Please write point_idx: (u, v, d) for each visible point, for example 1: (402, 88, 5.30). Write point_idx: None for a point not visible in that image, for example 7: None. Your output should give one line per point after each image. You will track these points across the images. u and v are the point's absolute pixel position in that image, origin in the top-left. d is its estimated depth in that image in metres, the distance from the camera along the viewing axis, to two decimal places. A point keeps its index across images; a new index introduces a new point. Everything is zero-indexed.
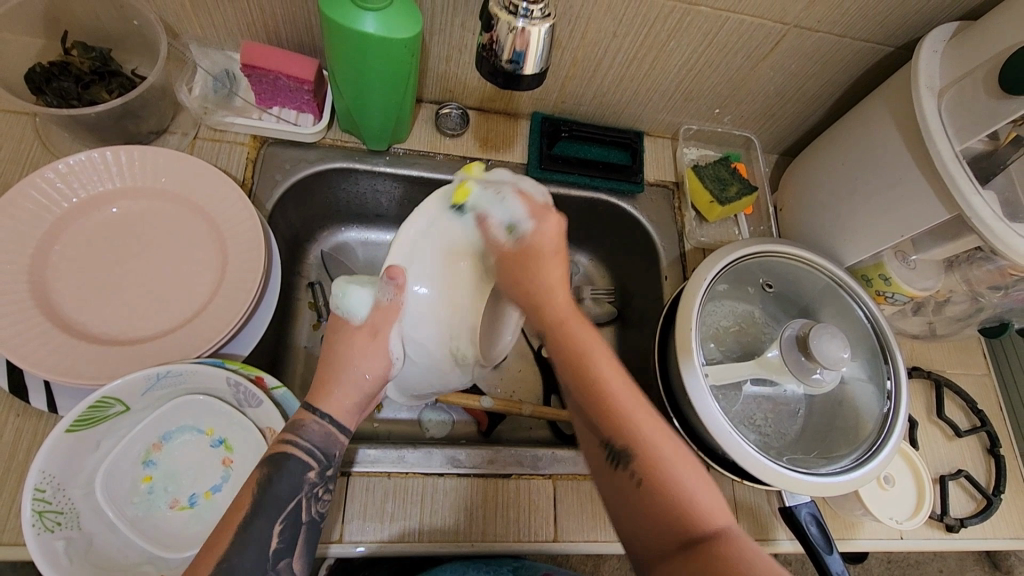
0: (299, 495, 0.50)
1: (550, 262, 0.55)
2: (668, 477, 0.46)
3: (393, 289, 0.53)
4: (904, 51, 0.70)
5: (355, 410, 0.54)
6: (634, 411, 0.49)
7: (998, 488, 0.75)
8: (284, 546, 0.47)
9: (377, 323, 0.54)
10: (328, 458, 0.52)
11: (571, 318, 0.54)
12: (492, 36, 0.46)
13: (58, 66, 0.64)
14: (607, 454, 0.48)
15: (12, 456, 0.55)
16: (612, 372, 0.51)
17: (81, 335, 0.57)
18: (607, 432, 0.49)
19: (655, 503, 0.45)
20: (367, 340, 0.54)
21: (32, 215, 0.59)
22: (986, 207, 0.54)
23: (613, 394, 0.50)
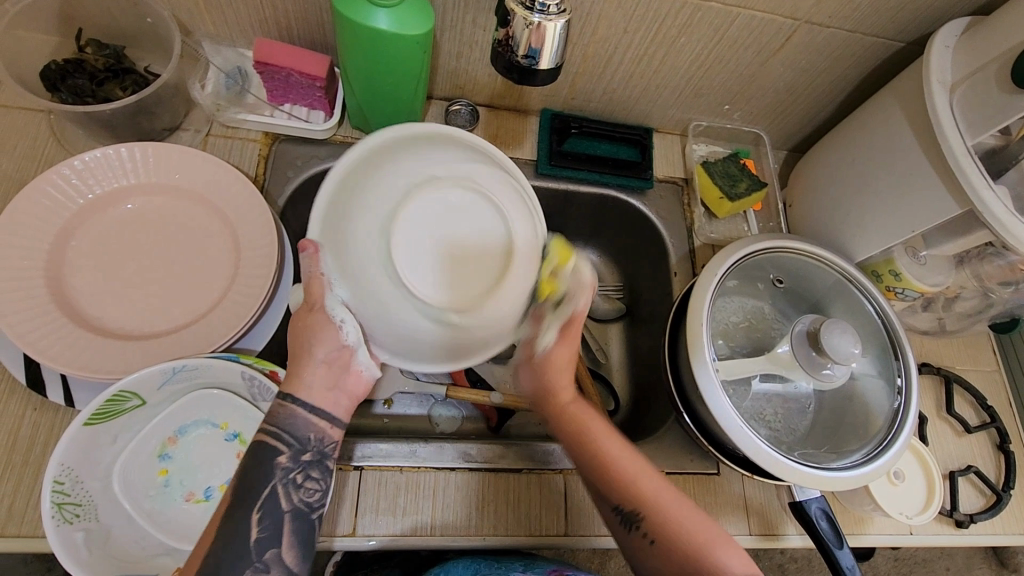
0: (273, 482, 0.49)
1: (563, 365, 0.59)
2: (680, 532, 0.52)
3: (308, 261, 0.50)
4: (915, 46, 0.70)
5: (326, 388, 0.53)
6: (640, 475, 0.55)
7: (1008, 483, 0.75)
8: (266, 536, 0.47)
9: (311, 296, 0.52)
10: (300, 442, 0.51)
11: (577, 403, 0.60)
12: (508, 31, 0.46)
13: (73, 63, 0.65)
14: (620, 517, 0.54)
15: (30, 448, 0.55)
16: (614, 443, 0.57)
17: (98, 329, 0.58)
18: (616, 498, 0.55)
19: (672, 558, 0.51)
20: (308, 314, 0.53)
21: (47, 210, 0.59)
22: (998, 201, 0.54)
23: (618, 464, 0.56)
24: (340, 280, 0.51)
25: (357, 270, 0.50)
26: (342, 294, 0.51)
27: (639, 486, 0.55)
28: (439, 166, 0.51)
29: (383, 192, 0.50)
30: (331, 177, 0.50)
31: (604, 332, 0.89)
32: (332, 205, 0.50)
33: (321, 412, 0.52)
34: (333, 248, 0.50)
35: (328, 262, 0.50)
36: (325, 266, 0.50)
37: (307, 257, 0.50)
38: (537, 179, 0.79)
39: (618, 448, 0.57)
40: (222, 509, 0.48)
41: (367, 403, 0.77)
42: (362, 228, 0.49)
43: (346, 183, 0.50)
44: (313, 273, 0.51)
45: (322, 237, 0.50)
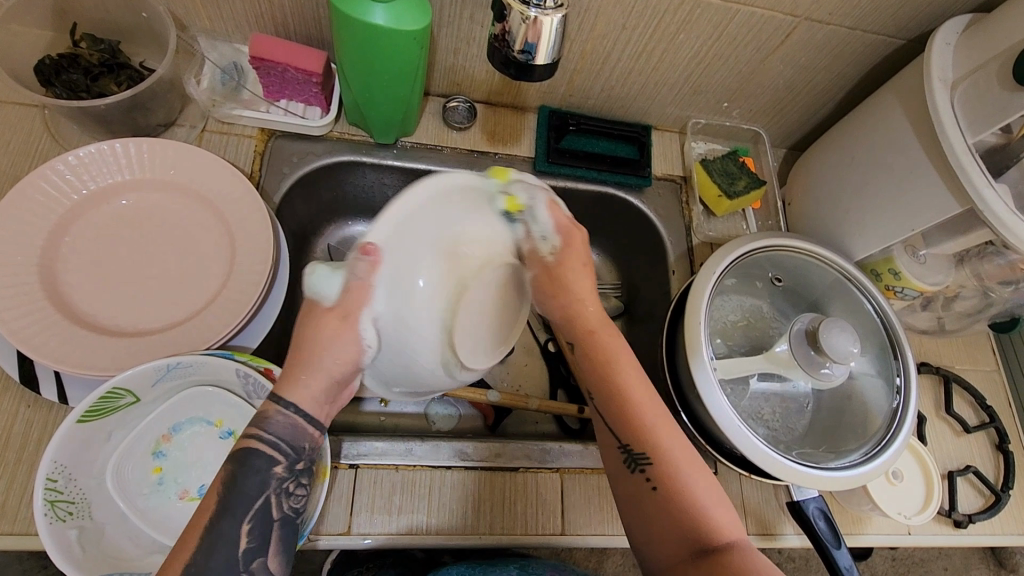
0: (267, 491, 0.47)
1: (578, 270, 0.58)
2: (683, 485, 0.51)
3: (368, 267, 0.47)
4: (915, 43, 0.69)
5: (325, 401, 0.50)
6: (658, 421, 0.53)
7: (1007, 483, 0.75)
8: (254, 545, 0.45)
9: (348, 306, 0.48)
10: (297, 451, 0.49)
11: (600, 328, 0.57)
12: (505, 26, 0.46)
13: (68, 58, 0.64)
14: (626, 455, 0.52)
15: (23, 446, 0.55)
16: (639, 381, 0.54)
17: (91, 326, 0.57)
18: (627, 439, 0.52)
19: (667, 510, 0.50)
20: (337, 324, 0.48)
21: (41, 205, 0.59)
22: (999, 200, 0.54)
23: (638, 400, 0.53)
24: (385, 293, 0.48)
25: (409, 295, 0.48)
26: (379, 308, 0.49)
27: (654, 431, 0.52)
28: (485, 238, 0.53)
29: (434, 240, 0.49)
30: (403, 201, 0.47)
31: None
32: (403, 219, 0.47)
33: (319, 424, 0.50)
34: (393, 255, 0.48)
35: (386, 268, 0.48)
36: (381, 277, 0.48)
37: (366, 263, 0.47)
38: (535, 176, 0.79)
39: (641, 386, 0.54)
40: (207, 515, 0.45)
41: (363, 401, 0.77)
42: (410, 257, 0.48)
43: (406, 210, 0.48)
44: (365, 280, 0.48)
45: (384, 241, 0.47)
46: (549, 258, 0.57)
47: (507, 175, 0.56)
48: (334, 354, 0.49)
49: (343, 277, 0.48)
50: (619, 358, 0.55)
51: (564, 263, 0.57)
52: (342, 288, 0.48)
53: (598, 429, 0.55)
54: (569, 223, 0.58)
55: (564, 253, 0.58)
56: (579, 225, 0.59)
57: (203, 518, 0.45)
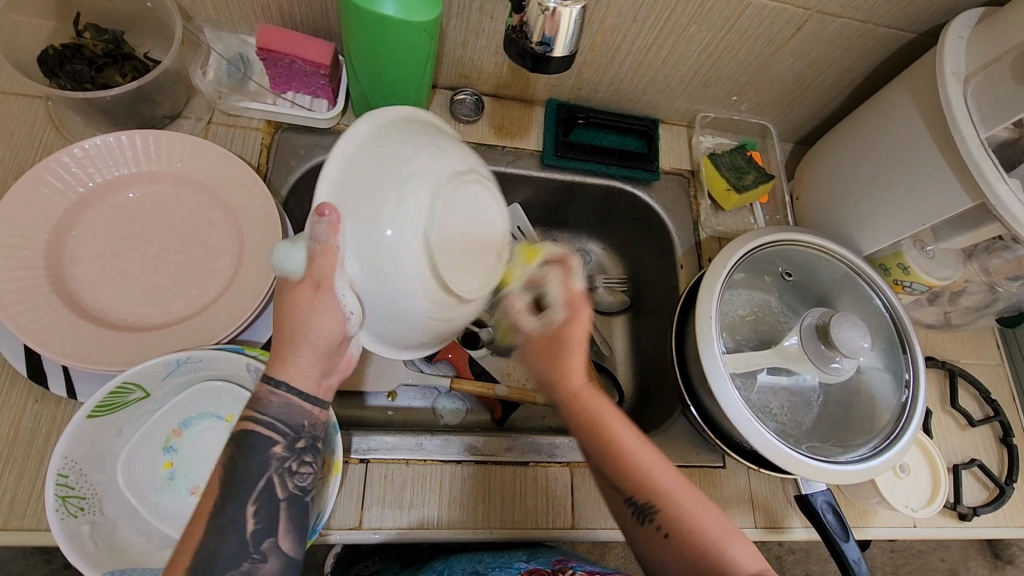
0: (268, 472, 0.46)
1: (578, 342, 0.54)
2: (696, 527, 0.50)
3: (328, 229, 0.42)
4: (926, 37, 0.69)
5: (319, 375, 0.49)
6: (656, 472, 0.53)
7: (1011, 476, 0.75)
8: (263, 526, 0.45)
9: (317, 273, 0.44)
10: (295, 430, 0.48)
11: (587, 390, 0.56)
12: (522, 17, 0.45)
13: (71, 48, 0.63)
14: (634, 510, 0.52)
15: (32, 441, 0.54)
16: (632, 435, 0.54)
17: (99, 320, 0.57)
18: (630, 491, 0.52)
19: (684, 555, 0.49)
20: (314, 295, 0.45)
21: (47, 199, 0.58)
22: (1011, 195, 0.54)
23: (634, 453, 0.53)
24: (353, 252, 0.43)
25: (377, 246, 0.43)
26: (351, 270, 0.44)
27: (657, 480, 0.52)
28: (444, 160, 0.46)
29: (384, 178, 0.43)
30: (337, 154, 0.45)
31: (608, 325, 0.89)
32: (344, 169, 0.45)
33: (316, 400, 0.49)
34: (349, 211, 0.43)
35: (348, 229, 0.43)
36: (344, 234, 0.43)
37: (325, 225, 0.42)
38: (542, 170, 0.79)
39: (635, 440, 0.54)
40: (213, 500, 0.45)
41: (371, 396, 0.77)
42: (363, 213, 0.43)
43: (349, 167, 0.45)
44: (329, 243, 0.43)
45: (334, 199, 0.44)
46: (542, 328, 0.56)
47: (534, 258, 0.53)
48: (320, 328, 0.45)
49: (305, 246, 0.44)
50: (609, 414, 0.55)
51: (564, 335, 0.55)
52: (307, 257, 0.44)
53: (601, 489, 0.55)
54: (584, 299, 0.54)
55: (567, 324, 0.54)
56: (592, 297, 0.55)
57: (211, 508, 0.45)
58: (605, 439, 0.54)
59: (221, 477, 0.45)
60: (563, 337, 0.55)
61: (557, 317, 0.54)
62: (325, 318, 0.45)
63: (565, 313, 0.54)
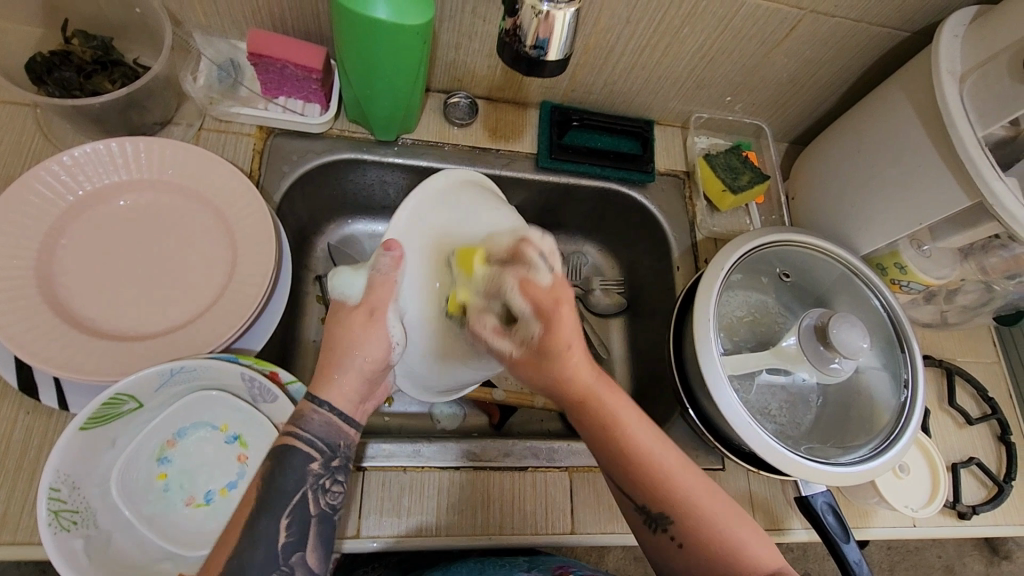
0: (304, 488, 0.47)
1: (567, 347, 0.50)
2: (714, 532, 0.49)
3: (392, 262, 0.50)
4: (920, 36, 0.69)
5: (358, 399, 0.52)
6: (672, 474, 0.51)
7: (1009, 474, 0.76)
8: (293, 540, 0.46)
9: (372, 300, 0.50)
10: (331, 448, 0.49)
11: (600, 390, 0.51)
12: (516, 21, 0.45)
13: (60, 55, 0.63)
14: (647, 516, 0.51)
15: (23, 454, 0.54)
16: (646, 433, 0.52)
17: (91, 331, 0.56)
18: (643, 499, 0.51)
19: (700, 562, 0.49)
20: (366, 320, 0.50)
21: (36, 208, 0.57)
22: (1009, 193, 0.53)
23: (649, 458, 0.51)
24: (408, 290, 0.51)
25: (425, 295, 0.51)
26: (404, 304, 0.51)
27: (674, 484, 0.50)
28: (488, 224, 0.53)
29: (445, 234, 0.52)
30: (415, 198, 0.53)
31: (605, 327, 0.88)
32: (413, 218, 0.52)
33: (353, 423, 0.51)
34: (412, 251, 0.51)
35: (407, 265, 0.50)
36: (406, 270, 0.51)
37: (389, 258, 0.49)
38: (537, 172, 0.79)
39: (652, 443, 0.51)
40: (244, 513, 0.45)
41: None
42: (417, 266, 0.51)
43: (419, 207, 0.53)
44: (390, 276, 0.50)
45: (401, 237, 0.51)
46: (520, 349, 0.50)
47: (477, 264, 0.48)
48: (363, 351, 0.50)
49: (366, 274, 0.51)
50: (620, 416, 0.51)
51: (548, 346, 0.50)
52: (366, 285, 0.51)
53: (613, 491, 0.53)
54: (550, 301, 0.48)
55: (545, 335, 0.49)
56: (563, 294, 0.49)
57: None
58: (619, 443, 0.51)
59: (256, 491, 0.46)
60: (552, 345, 0.50)
61: (535, 331, 0.49)
62: (370, 341, 0.50)
63: (540, 325, 0.49)
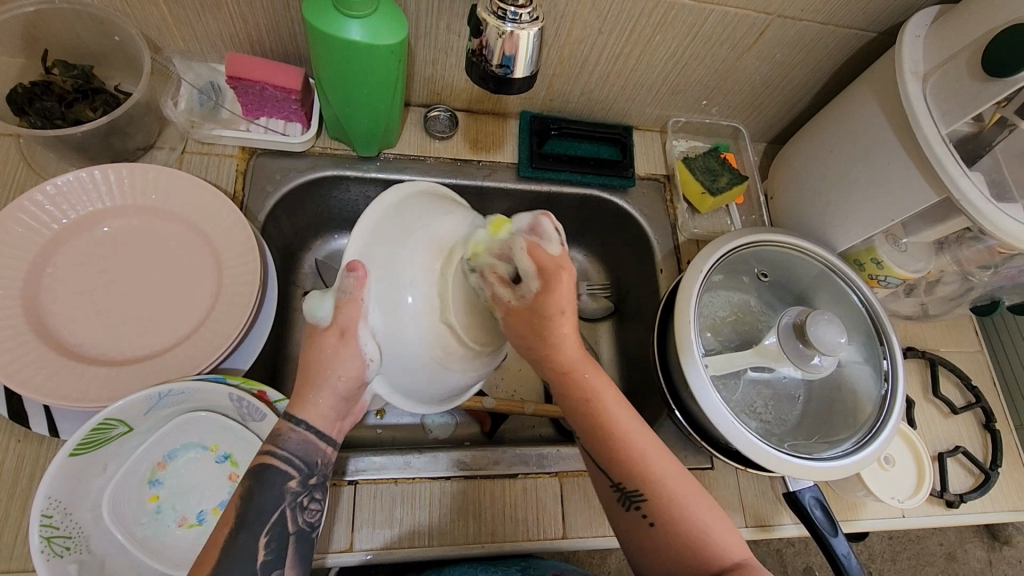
0: (282, 506, 0.48)
1: (564, 309, 0.49)
2: (680, 515, 0.50)
3: (355, 284, 0.48)
4: (886, 36, 0.70)
5: (335, 417, 0.51)
6: (648, 455, 0.51)
7: (995, 461, 0.76)
8: (272, 557, 0.47)
9: (342, 320, 0.48)
10: (309, 466, 0.50)
11: (583, 366, 0.52)
12: (482, 41, 0.46)
13: (40, 85, 0.64)
14: (620, 494, 0.52)
15: (15, 482, 0.54)
16: (625, 413, 0.52)
17: (80, 357, 0.57)
18: (618, 476, 0.52)
19: (669, 543, 0.50)
20: (337, 341, 0.48)
21: (21, 238, 0.58)
22: (973, 188, 0.55)
23: (628, 437, 0.52)
24: (377, 307, 0.48)
25: (398, 310, 0.47)
26: (374, 322, 0.48)
27: (646, 465, 0.51)
28: (449, 228, 0.50)
29: (408, 248, 0.48)
30: (364, 222, 0.50)
31: (593, 331, 0.89)
32: (371, 236, 0.50)
33: (331, 440, 0.51)
34: (376, 269, 0.49)
35: (371, 287, 0.48)
36: (371, 292, 0.49)
37: (353, 279, 0.48)
38: (519, 182, 0.80)
39: (630, 422, 0.52)
40: (224, 532, 0.46)
41: (358, 415, 0.77)
42: (387, 278, 0.48)
43: (374, 230, 0.50)
44: (355, 296, 0.48)
45: (362, 256, 0.49)
46: (519, 303, 0.48)
47: (500, 230, 0.48)
48: (339, 370, 0.49)
49: (335, 296, 0.49)
50: (601, 394, 0.52)
51: (543, 308, 0.48)
52: (335, 307, 0.48)
53: (590, 466, 0.55)
54: (553, 264, 0.47)
55: (541, 295, 0.48)
56: (566, 264, 0.48)
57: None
58: (597, 420, 0.52)
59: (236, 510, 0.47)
60: (545, 307, 0.48)
61: (534, 290, 0.48)
62: (344, 359, 0.49)
63: (541, 284, 0.47)
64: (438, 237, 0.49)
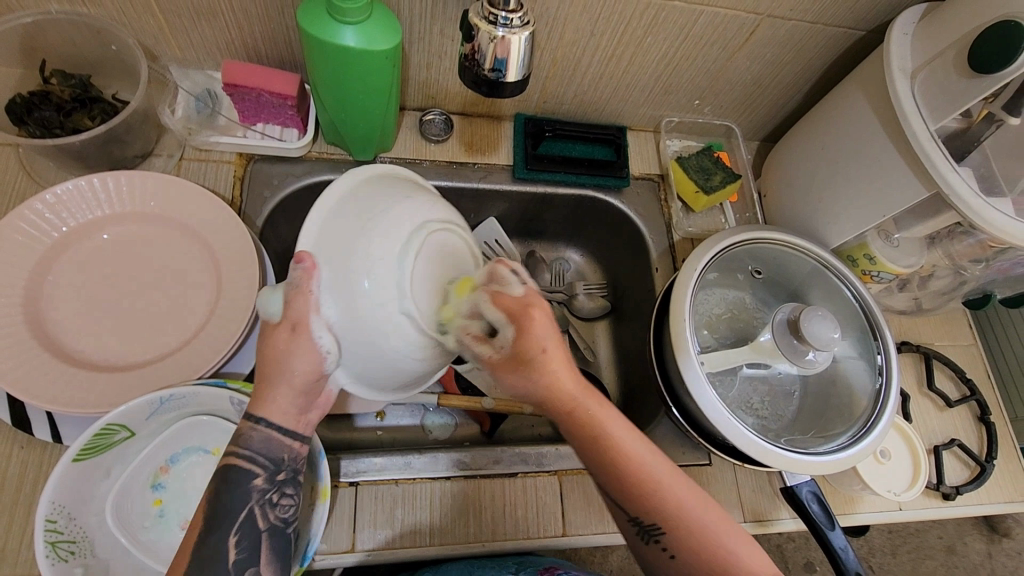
0: (250, 503, 0.49)
1: (545, 344, 0.49)
2: (704, 544, 0.50)
3: (303, 276, 0.46)
4: (875, 34, 0.71)
5: (297, 411, 0.50)
6: (664, 484, 0.51)
7: (990, 454, 0.77)
8: (245, 555, 0.48)
9: (294, 315, 0.46)
10: (275, 463, 0.50)
11: (588, 402, 0.50)
12: (474, 46, 0.47)
13: (39, 95, 0.64)
14: (641, 529, 0.52)
15: (19, 488, 0.55)
16: (636, 445, 0.51)
17: (82, 363, 0.57)
18: (635, 510, 0.52)
19: (694, 573, 0.50)
20: (289, 336, 0.46)
21: (22, 246, 0.59)
22: (962, 182, 0.56)
23: (642, 471, 0.51)
24: (328, 295, 0.46)
25: (356, 299, 0.44)
26: (328, 313, 0.46)
27: (666, 497, 0.51)
28: (404, 212, 0.48)
29: (364, 233, 0.45)
30: (317, 210, 0.48)
31: (590, 331, 0.90)
32: (324, 224, 0.47)
33: (297, 435, 0.51)
34: (328, 260, 0.46)
35: (323, 278, 0.46)
36: (320, 282, 0.46)
37: (301, 271, 0.46)
38: (514, 183, 0.80)
39: (643, 456, 0.51)
40: (197, 531, 0.47)
41: (358, 417, 0.77)
42: (342, 268, 0.45)
43: (328, 217, 0.48)
44: (303, 287, 0.46)
45: (314, 249, 0.47)
46: (499, 353, 0.50)
47: (466, 290, 0.49)
48: (296, 364, 0.47)
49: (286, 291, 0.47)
50: (608, 428, 0.51)
51: (524, 352, 0.49)
52: (285, 301, 0.47)
53: (607, 503, 0.54)
54: (521, 305, 0.49)
55: (518, 339, 0.49)
56: (534, 300, 0.50)
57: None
58: (612, 459, 0.51)
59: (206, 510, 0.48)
60: (526, 349, 0.49)
61: (510, 334, 0.49)
62: (298, 355, 0.47)
63: (515, 327, 0.49)
64: (394, 220, 0.46)
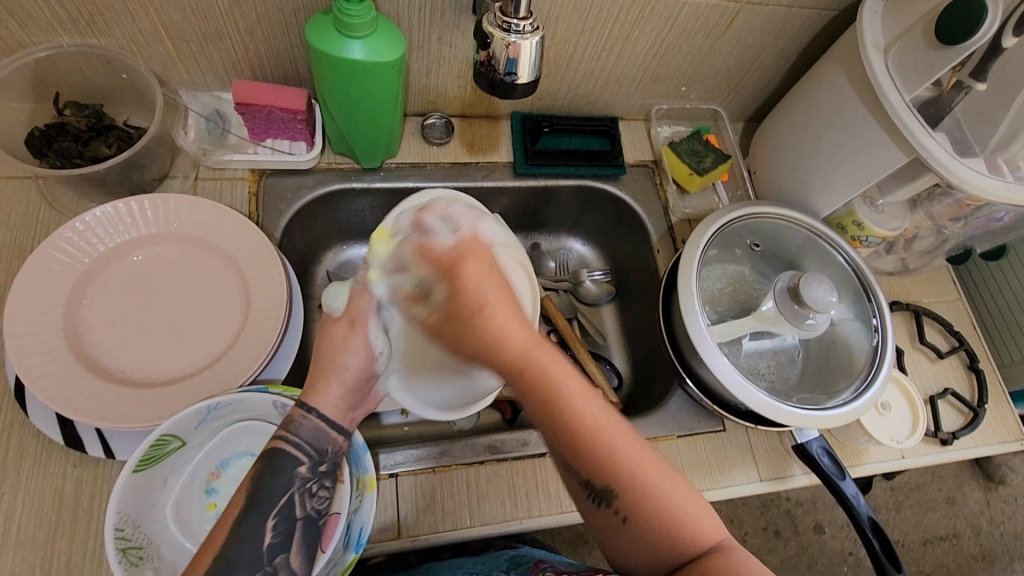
0: (291, 489, 0.51)
1: (489, 294, 0.53)
2: (654, 505, 0.49)
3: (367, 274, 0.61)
4: (846, 14, 0.75)
5: (344, 406, 0.56)
6: (614, 442, 0.50)
7: (982, 399, 0.82)
8: (278, 540, 0.49)
9: (354, 312, 0.59)
10: (319, 454, 0.53)
11: (536, 357, 0.51)
12: (488, 52, 0.50)
13: (56, 127, 0.66)
14: (590, 490, 0.50)
15: (77, 504, 0.57)
16: (586, 402, 0.50)
17: (126, 381, 0.60)
18: (587, 472, 0.49)
19: (646, 537, 0.48)
20: (346, 330, 0.59)
21: (58, 274, 0.61)
22: (938, 147, 0.60)
23: (592, 427, 0.50)
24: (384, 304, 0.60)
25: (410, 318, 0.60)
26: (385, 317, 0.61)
27: (607, 456, 0.49)
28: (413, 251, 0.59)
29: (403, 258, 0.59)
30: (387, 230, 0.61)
31: (598, 315, 0.94)
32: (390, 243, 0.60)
33: (341, 428, 0.55)
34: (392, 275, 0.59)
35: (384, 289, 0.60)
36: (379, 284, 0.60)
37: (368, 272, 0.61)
38: (517, 179, 0.84)
39: (594, 411, 0.50)
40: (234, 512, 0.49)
41: (383, 415, 0.80)
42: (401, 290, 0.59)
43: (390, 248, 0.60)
44: (364, 289, 0.60)
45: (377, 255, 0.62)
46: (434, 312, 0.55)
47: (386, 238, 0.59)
48: (344, 358, 0.58)
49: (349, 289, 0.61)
50: (559, 384, 0.50)
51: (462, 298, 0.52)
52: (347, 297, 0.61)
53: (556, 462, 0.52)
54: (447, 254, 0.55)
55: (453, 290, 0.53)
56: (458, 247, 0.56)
57: (241, 514, 0.48)
58: (558, 414, 0.50)
59: (247, 492, 0.49)
60: (461, 294, 0.52)
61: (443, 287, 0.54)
62: (350, 349, 0.58)
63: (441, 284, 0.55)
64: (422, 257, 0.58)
